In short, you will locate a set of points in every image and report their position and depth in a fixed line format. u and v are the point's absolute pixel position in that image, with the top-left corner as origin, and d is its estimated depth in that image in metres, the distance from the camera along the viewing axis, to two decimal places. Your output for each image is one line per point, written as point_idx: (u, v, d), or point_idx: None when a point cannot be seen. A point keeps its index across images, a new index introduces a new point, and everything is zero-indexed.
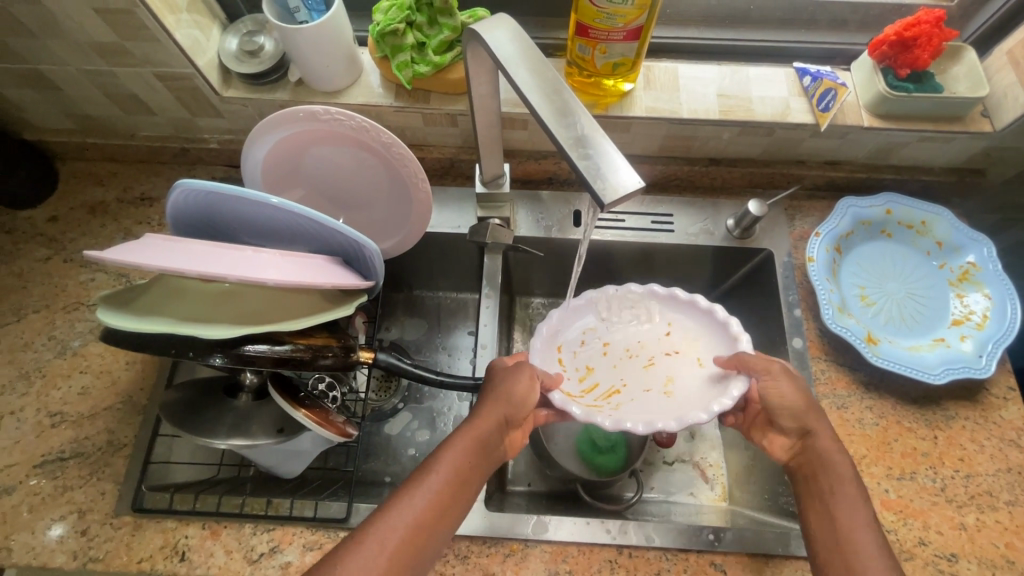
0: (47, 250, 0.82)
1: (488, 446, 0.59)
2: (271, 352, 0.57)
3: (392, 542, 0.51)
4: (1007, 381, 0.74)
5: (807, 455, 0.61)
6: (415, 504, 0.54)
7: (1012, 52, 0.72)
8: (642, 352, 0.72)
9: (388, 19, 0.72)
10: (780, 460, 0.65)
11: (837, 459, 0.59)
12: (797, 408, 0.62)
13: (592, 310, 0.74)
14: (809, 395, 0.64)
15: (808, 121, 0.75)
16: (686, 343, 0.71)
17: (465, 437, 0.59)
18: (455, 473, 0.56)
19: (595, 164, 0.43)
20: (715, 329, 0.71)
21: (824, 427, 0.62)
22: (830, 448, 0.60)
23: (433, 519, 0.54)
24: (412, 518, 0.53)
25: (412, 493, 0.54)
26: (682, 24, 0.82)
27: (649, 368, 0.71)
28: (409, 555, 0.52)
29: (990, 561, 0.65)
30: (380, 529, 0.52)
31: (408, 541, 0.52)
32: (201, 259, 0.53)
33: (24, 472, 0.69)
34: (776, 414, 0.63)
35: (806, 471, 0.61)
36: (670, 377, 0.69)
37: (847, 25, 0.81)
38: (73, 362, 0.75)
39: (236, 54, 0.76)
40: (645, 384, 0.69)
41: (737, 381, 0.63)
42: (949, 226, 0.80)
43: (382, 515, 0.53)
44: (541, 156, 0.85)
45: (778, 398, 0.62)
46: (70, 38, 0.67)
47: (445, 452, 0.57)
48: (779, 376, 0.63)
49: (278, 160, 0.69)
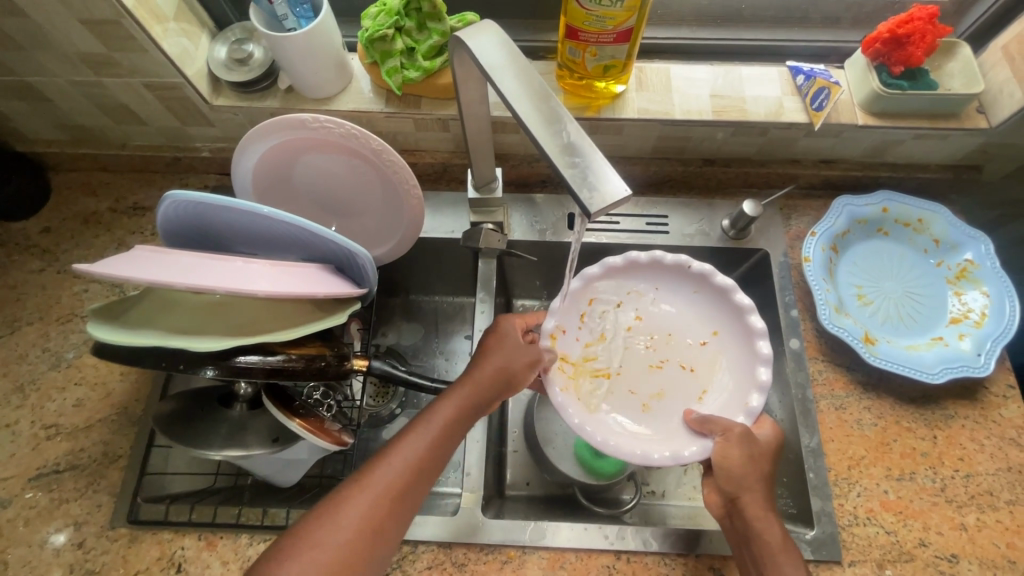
0: (41, 261, 0.82)
1: (475, 407, 0.61)
2: (264, 363, 0.56)
3: (381, 489, 0.53)
4: (1007, 379, 0.74)
5: (737, 523, 0.60)
6: (404, 457, 0.56)
7: (1007, 47, 0.71)
8: (660, 351, 0.73)
9: (376, 24, 0.71)
10: (712, 512, 0.62)
11: (766, 530, 0.58)
12: (738, 475, 0.60)
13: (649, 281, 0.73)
14: (756, 452, 0.61)
15: (802, 120, 0.75)
16: (708, 366, 0.70)
17: (454, 397, 0.60)
18: (442, 431, 0.58)
19: (581, 172, 0.42)
20: (745, 380, 0.67)
21: (756, 497, 0.59)
22: (760, 521, 0.59)
23: (421, 471, 0.56)
24: (401, 468, 0.55)
25: (400, 447, 0.56)
26: (674, 25, 0.81)
27: (655, 371, 0.71)
28: (398, 501, 0.54)
29: (991, 562, 0.64)
30: (371, 477, 0.54)
31: (396, 490, 0.54)
32: (192, 271, 0.52)
33: (19, 485, 0.69)
34: (716, 474, 0.61)
35: (738, 540, 0.60)
36: (660, 394, 0.70)
37: (840, 23, 0.81)
38: (68, 374, 0.75)
39: (225, 63, 0.75)
40: (634, 384, 0.70)
41: (700, 444, 0.62)
42: (946, 223, 0.79)
43: (372, 465, 0.55)
44: (534, 160, 0.84)
45: (725, 462, 0.60)
46: (58, 49, 0.67)
47: (432, 412, 0.59)
48: (735, 440, 0.60)
49: (269, 167, 0.69)
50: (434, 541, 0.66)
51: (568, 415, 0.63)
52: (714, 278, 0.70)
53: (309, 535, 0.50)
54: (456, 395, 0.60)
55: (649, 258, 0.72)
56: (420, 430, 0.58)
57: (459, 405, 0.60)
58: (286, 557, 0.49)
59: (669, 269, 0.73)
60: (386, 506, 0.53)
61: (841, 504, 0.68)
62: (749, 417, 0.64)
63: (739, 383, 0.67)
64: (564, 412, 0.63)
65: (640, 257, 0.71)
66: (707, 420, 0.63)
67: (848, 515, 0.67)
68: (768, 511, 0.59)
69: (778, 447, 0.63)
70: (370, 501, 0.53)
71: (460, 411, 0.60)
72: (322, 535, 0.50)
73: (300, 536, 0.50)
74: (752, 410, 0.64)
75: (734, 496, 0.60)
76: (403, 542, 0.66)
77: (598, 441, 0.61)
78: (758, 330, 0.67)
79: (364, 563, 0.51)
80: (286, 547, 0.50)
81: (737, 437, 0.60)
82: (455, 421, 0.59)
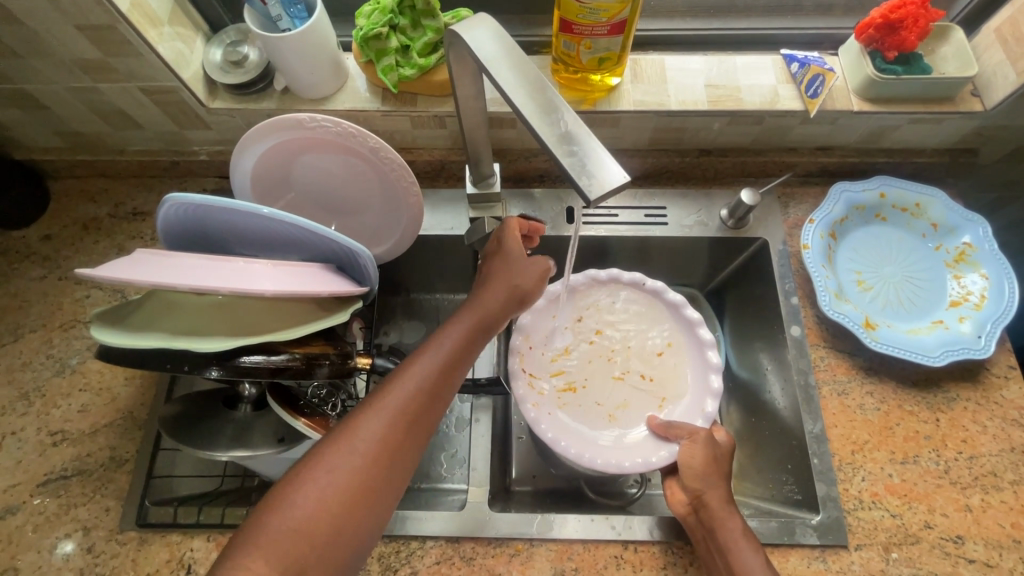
0: (42, 268, 0.83)
1: (484, 326, 0.60)
2: (268, 362, 0.56)
3: (394, 413, 0.51)
4: (1008, 360, 0.74)
5: (703, 517, 0.60)
6: (415, 379, 0.54)
7: (1000, 30, 0.71)
8: (622, 364, 0.76)
9: (371, 23, 0.72)
10: (676, 512, 0.63)
11: (728, 520, 0.59)
12: (703, 473, 0.62)
13: (606, 298, 0.79)
14: (720, 458, 0.64)
15: (798, 108, 0.75)
16: (667, 375, 0.74)
17: (460, 322, 0.59)
18: (451, 354, 0.57)
19: (579, 160, 0.43)
20: (700, 386, 0.72)
21: (719, 492, 0.61)
22: (721, 511, 0.60)
23: (431, 395, 0.54)
24: (412, 390, 0.53)
25: (409, 370, 0.54)
26: (668, 17, 0.82)
27: (618, 383, 0.75)
28: (412, 421, 0.52)
29: (997, 542, 0.65)
30: (384, 400, 0.52)
31: (409, 416, 0.52)
32: (194, 272, 0.52)
33: (27, 492, 0.69)
34: (681, 471, 0.63)
35: (703, 534, 0.60)
36: (625, 405, 0.73)
37: (832, 11, 0.82)
38: (72, 380, 0.75)
39: (220, 65, 0.76)
40: (600, 397, 0.74)
41: (667, 448, 0.66)
42: (943, 207, 0.79)
43: (384, 388, 0.53)
44: (532, 155, 0.84)
45: (690, 459, 0.63)
46: (53, 56, 0.67)
47: (438, 338, 0.58)
48: (700, 442, 0.64)
49: (268, 169, 0.69)
50: (442, 536, 0.66)
51: (542, 430, 0.69)
52: (665, 295, 0.77)
53: (324, 461, 0.48)
54: (464, 318, 0.60)
55: (606, 276, 0.79)
56: (428, 352, 0.56)
57: (465, 326, 0.59)
58: (299, 484, 0.47)
59: (624, 288, 0.80)
60: (400, 429, 0.51)
61: (846, 489, 0.68)
62: (706, 421, 0.69)
63: (695, 388, 0.73)
64: (537, 428, 0.69)
65: (598, 276, 0.79)
66: (672, 426, 0.67)
67: (853, 500, 0.67)
68: (730, 506, 0.61)
69: (733, 451, 0.66)
70: (384, 425, 0.51)
71: (471, 330, 0.59)
72: (336, 459, 0.48)
73: (313, 461, 0.48)
74: (709, 414, 0.69)
75: (699, 492, 0.61)
76: (412, 537, 0.66)
77: (573, 454, 0.67)
78: (706, 341, 0.74)
79: (381, 489, 0.49)
80: (297, 474, 0.48)
81: (702, 438, 0.64)
82: (464, 343, 0.58)
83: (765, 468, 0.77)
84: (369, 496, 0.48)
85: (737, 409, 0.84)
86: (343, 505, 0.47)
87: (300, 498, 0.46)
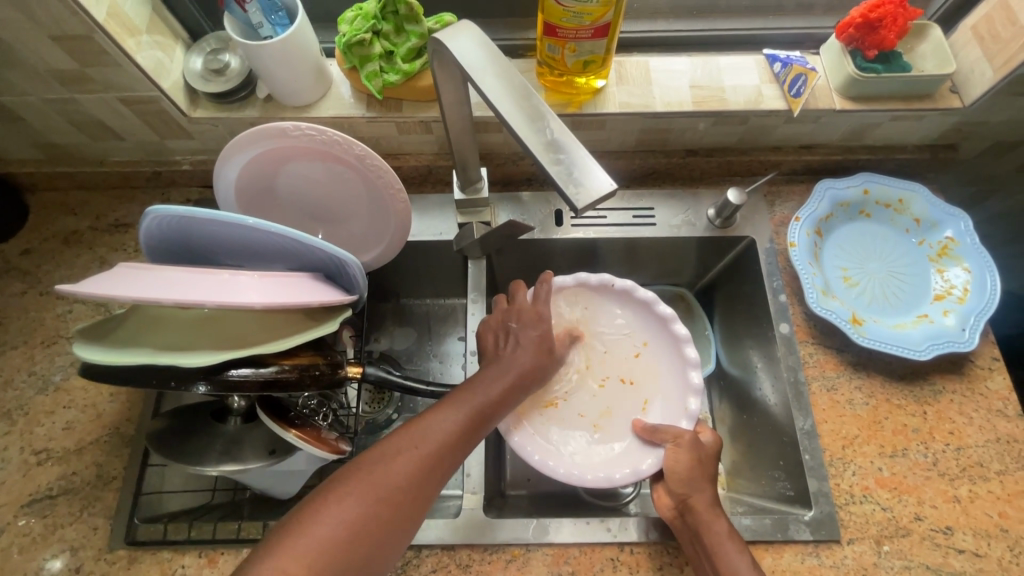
0: (22, 283, 0.81)
1: (523, 385, 0.62)
2: (257, 375, 0.55)
3: (431, 451, 0.53)
4: (991, 352, 0.75)
5: (689, 521, 0.61)
6: (455, 420, 0.55)
7: (976, 28, 0.72)
8: (599, 370, 0.77)
9: (354, 29, 0.71)
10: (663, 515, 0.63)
11: (714, 522, 0.60)
12: (688, 477, 0.63)
13: (575, 304, 0.78)
14: (707, 465, 0.64)
15: (781, 107, 0.76)
16: (645, 376, 0.76)
17: (504, 372, 0.61)
18: (494, 402, 0.58)
19: (566, 167, 0.43)
20: (681, 386, 0.73)
21: (706, 495, 0.62)
22: (707, 514, 0.60)
23: (466, 438, 0.56)
24: (448, 434, 0.54)
25: (446, 414, 0.55)
26: (651, 18, 0.82)
27: (599, 391, 0.76)
28: (447, 458, 0.54)
29: (984, 531, 0.66)
30: (426, 437, 0.53)
31: (443, 455, 0.53)
32: (180, 286, 0.51)
33: (11, 513, 0.67)
34: (668, 478, 0.63)
35: (690, 536, 0.61)
36: (608, 412, 0.74)
37: (813, 10, 0.82)
38: (56, 397, 0.74)
39: (201, 74, 0.75)
40: (583, 407, 0.74)
41: (654, 454, 0.67)
42: (925, 202, 0.81)
43: (421, 426, 0.54)
44: (519, 158, 0.84)
45: (675, 464, 0.63)
46: (28, 67, 0.65)
47: (480, 385, 0.59)
48: (685, 446, 0.64)
49: (250, 178, 0.68)
50: (437, 544, 0.66)
51: (528, 453, 0.67)
52: (636, 293, 0.76)
53: (364, 485, 0.49)
54: (504, 375, 0.60)
55: (574, 281, 0.77)
56: (469, 395, 0.58)
57: (508, 380, 0.60)
58: (337, 502, 0.48)
59: (593, 291, 0.78)
60: (436, 467, 0.53)
61: (837, 483, 0.69)
62: (690, 421, 0.69)
63: (677, 388, 0.73)
64: (524, 452, 0.67)
65: (566, 283, 0.77)
66: (658, 430, 0.67)
67: (845, 494, 0.68)
68: (716, 507, 0.61)
69: (720, 451, 0.66)
70: (420, 463, 0.52)
71: (513, 385, 0.60)
72: (378, 484, 0.49)
73: (356, 481, 0.49)
74: (693, 413, 0.69)
75: (685, 497, 0.62)
76: (408, 546, 0.66)
77: (562, 475, 0.65)
78: (682, 337, 0.73)
79: (406, 524, 0.50)
80: (336, 491, 0.48)
81: (686, 442, 0.64)
82: (505, 395, 0.59)
83: (759, 466, 0.77)
84: (394, 530, 0.49)
85: (729, 406, 0.85)
86: (375, 530, 0.48)
87: (338, 516, 0.47)
